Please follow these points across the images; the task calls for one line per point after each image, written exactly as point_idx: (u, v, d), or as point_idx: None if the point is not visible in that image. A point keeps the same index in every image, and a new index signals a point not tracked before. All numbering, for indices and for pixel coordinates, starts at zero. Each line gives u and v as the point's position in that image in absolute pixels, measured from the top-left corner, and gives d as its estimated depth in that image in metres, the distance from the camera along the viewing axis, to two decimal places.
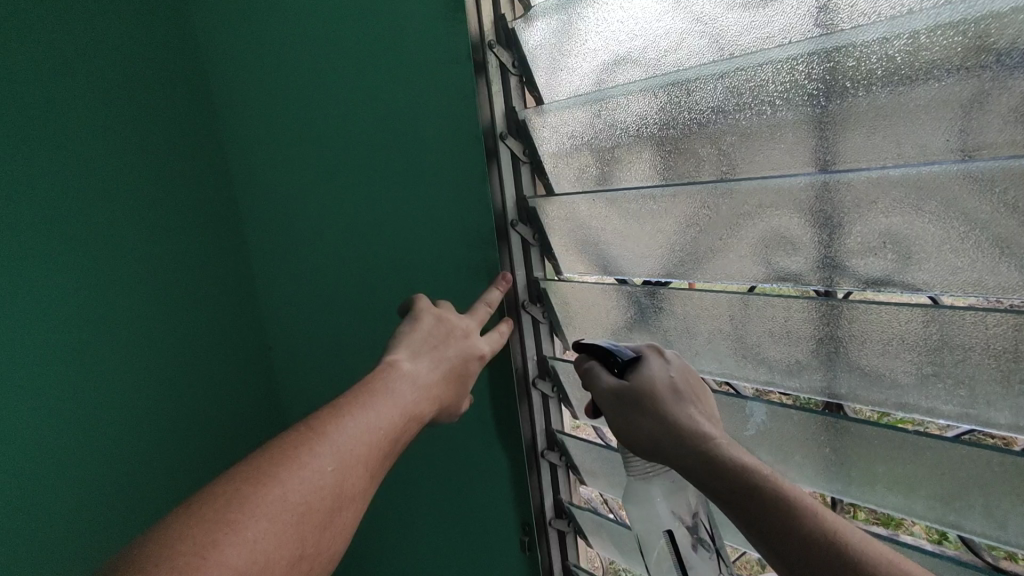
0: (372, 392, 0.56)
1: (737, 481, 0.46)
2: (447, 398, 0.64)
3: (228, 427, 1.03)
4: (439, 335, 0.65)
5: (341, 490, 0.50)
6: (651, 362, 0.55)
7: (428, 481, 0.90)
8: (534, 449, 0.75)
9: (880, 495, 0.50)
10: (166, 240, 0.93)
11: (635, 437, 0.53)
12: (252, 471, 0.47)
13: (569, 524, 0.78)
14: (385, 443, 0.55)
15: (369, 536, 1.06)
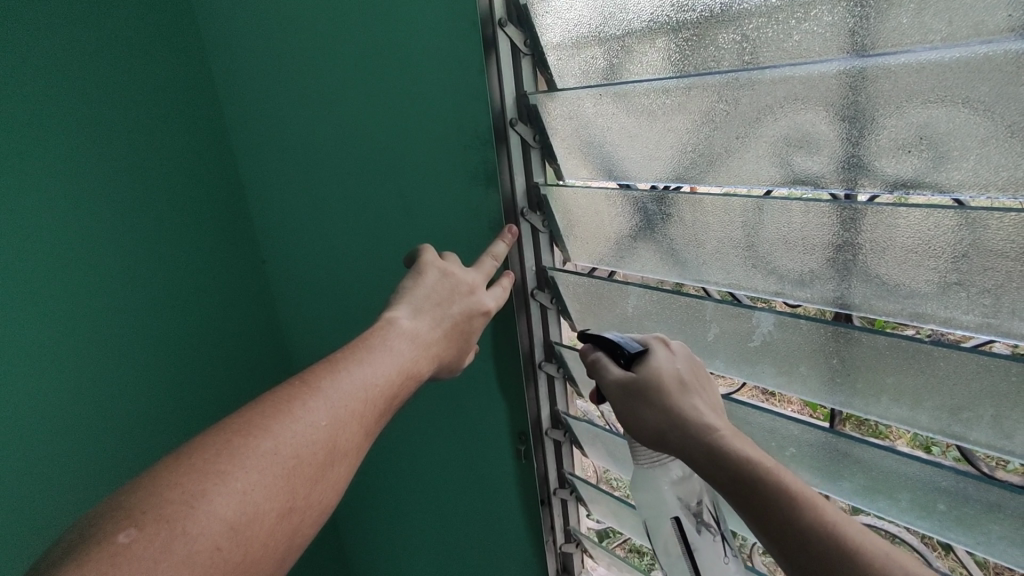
0: (370, 347, 0.55)
1: (740, 473, 0.47)
2: (448, 353, 0.61)
3: (224, 342, 1.00)
4: (445, 291, 0.61)
5: (334, 444, 0.49)
6: (657, 354, 0.54)
7: (423, 393, 0.89)
8: (531, 360, 0.74)
9: (885, 407, 0.49)
10: (149, 142, 0.86)
11: (641, 427, 0.53)
12: (244, 422, 0.46)
13: (565, 434, 0.79)
14: (380, 401, 0.53)
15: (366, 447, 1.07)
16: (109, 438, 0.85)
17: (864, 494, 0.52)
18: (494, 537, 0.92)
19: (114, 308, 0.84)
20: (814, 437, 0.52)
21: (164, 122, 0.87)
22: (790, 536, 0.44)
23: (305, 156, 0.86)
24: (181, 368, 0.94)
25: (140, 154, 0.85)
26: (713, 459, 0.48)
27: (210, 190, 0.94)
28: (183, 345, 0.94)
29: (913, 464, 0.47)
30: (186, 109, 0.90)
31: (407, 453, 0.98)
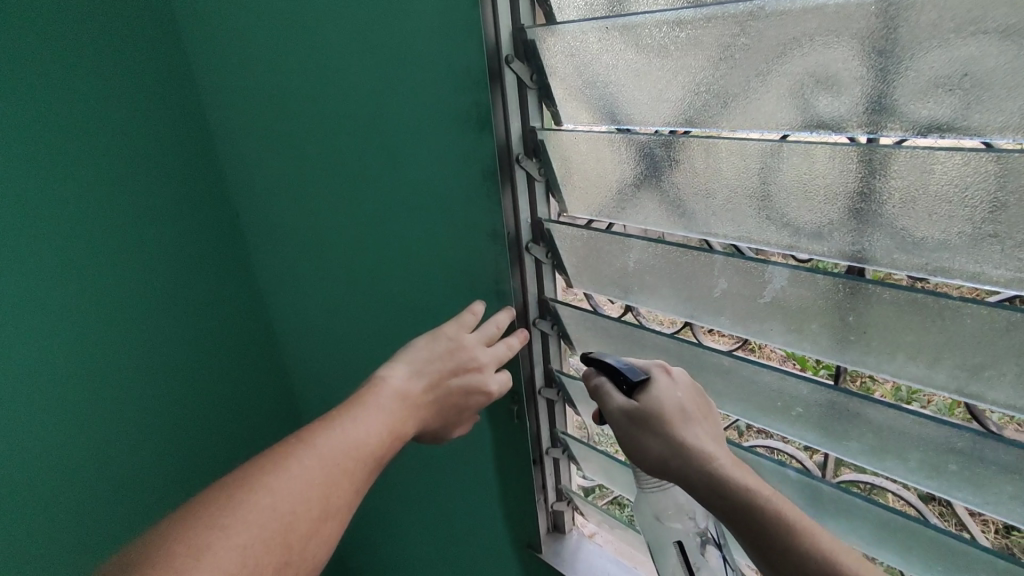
0: (362, 403, 0.58)
1: (738, 503, 0.48)
2: (435, 424, 0.65)
3: (207, 283, 1.06)
4: (449, 362, 0.64)
5: (329, 500, 0.51)
6: (659, 380, 0.56)
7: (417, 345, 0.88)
8: (524, 317, 0.71)
9: (899, 365, 0.46)
10: (130, 91, 0.91)
11: (644, 454, 0.55)
12: (243, 478, 0.48)
13: (558, 392, 0.77)
14: (376, 465, 0.57)
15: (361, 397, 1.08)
16: (104, 373, 0.92)
17: (871, 454, 0.51)
18: (485, 495, 0.91)
19: (81, 264, 0.88)
20: (823, 396, 0.50)
21: (129, 77, 0.90)
22: (789, 566, 0.46)
23: (292, 101, 0.84)
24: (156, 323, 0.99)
25: (100, 115, 0.88)
26: (713, 488, 0.50)
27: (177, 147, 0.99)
28: (150, 304, 0.98)
29: (927, 424, 0.45)
30: (156, 56, 0.94)
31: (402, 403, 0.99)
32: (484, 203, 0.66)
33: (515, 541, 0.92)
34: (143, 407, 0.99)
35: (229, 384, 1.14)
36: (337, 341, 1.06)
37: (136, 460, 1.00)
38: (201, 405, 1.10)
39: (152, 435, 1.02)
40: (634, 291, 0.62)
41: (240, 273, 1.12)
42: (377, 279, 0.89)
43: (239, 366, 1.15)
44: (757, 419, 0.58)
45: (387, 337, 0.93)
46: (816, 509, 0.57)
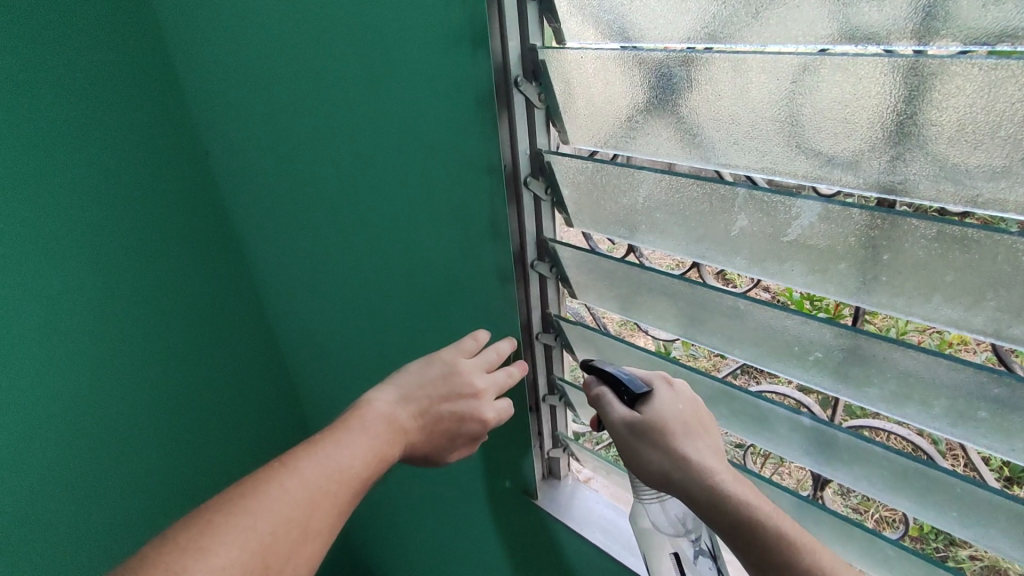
0: (346, 428, 0.61)
1: (736, 517, 0.50)
2: (426, 449, 0.68)
3: (180, 219, 1.11)
4: (442, 388, 0.68)
5: (309, 524, 0.54)
6: (660, 393, 0.58)
7: (408, 287, 0.85)
8: (522, 258, 0.67)
9: (933, 307, 0.43)
10: (100, 31, 0.95)
11: (646, 468, 0.57)
12: (226, 504, 0.51)
13: (556, 338, 0.73)
14: (362, 487, 0.60)
15: (349, 334, 1.08)
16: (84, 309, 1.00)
17: (892, 401, 0.48)
18: (481, 441, 0.89)
19: (41, 195, 0.92)
20: (846, 341, 0.47)
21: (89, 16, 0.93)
22: None
23: (260, 23, 0.79)
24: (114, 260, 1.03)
25: (65, 58, 0.92)
26: (712, 503, 0.52)
27: (147, 82, 1.02)
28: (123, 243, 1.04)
29: (960, 369, 0.42)
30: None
31: (395, 343, 0.96)
32: (479, 132, 0.60)
33: (510, 487, 0.90)
34: (116, 340, 1.06)
35: (212, 316, 1.21)
36: (322, 275, 1.03)
37: (122, 388, 1.08)
38: (184, 337, 1.17)
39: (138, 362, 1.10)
40: (640, 230, 0.58)
41: (219, 209, 1.17)
42: (362, 214, 0.83)
43: (218, 297, 1.21)
44: (770, 364, 0.55)
45: (378, 278, 0.89)
46: (828, 455, 0.55)
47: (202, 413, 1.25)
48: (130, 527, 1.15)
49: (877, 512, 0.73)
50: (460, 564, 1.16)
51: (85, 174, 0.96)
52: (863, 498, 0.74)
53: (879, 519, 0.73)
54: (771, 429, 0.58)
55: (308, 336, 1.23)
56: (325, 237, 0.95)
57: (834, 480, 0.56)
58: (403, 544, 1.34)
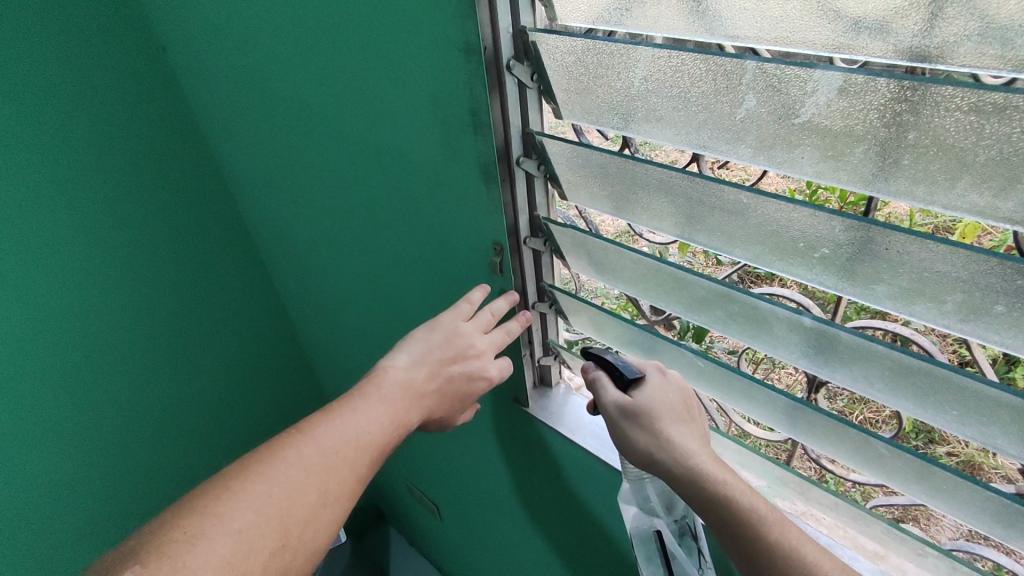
0: (362, 394, 0.63)
1: (711, 494, 0.56)
2: (440, 411, 0.69)
3: (144, 137, 1.01)
4: (451, 352, 0.68)
5: (327, 489, 0.56)
6: (652, 380, 0.64)
7: (387, 195, 0.79)
8: (508, 155, 0.61)
9: (958, 194, 0.39)
10: None
11: (632, 448, 0.62)
12: (244, 469, 0.54)
13: (546, 243, 0.70)
14: (380, 453, 0.62)
15: (328, 253, 1.03)
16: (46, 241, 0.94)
17: (899, 298, 0.45)
18: None
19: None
20: (857, 235, 0.43)
21: None
22: (754, 548, 0.53)
23: None
24: (80, 186, 0.96)
25: None
26: (692, 481, 0.57)
27: None
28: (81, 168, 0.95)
29: (979, 260, 0.38)
30: None
31: (375, 256, 0.91)
32: (455, 8, 0.53)
33: (500, 395, 0.90)
34: (90, 270, 1.01)
35: (193, 243, 1.14)
36: (293, 187, 0.97)
37: (103, 319, 1.04)
38: (166, 267, 1.11)
39: (117, 294, 1.05)
40: (636, 119, 0.52)
41: (186, 123, 1.06)
42: (333, 114, 0.77)
43: (197, 222, 1.13)
44: (772, 264, 0.51)
45: (355, 188, 0.84)
46: (827, 355, 0.52)
47: (196, 345, 1.21)
48: (133, 448, 1.17)
49: (862, 413, 0.73)
50: (454, 468, 1.19)
51: (33, 89, 0.87)
52: (849, 401, 0.74)
53: (864, 420, 0.73)
54: (768, 331, 0.55)
55: (284, 254, 1.17)
56: (293, 144, 0.88)
57: (831, 381, 0.54)
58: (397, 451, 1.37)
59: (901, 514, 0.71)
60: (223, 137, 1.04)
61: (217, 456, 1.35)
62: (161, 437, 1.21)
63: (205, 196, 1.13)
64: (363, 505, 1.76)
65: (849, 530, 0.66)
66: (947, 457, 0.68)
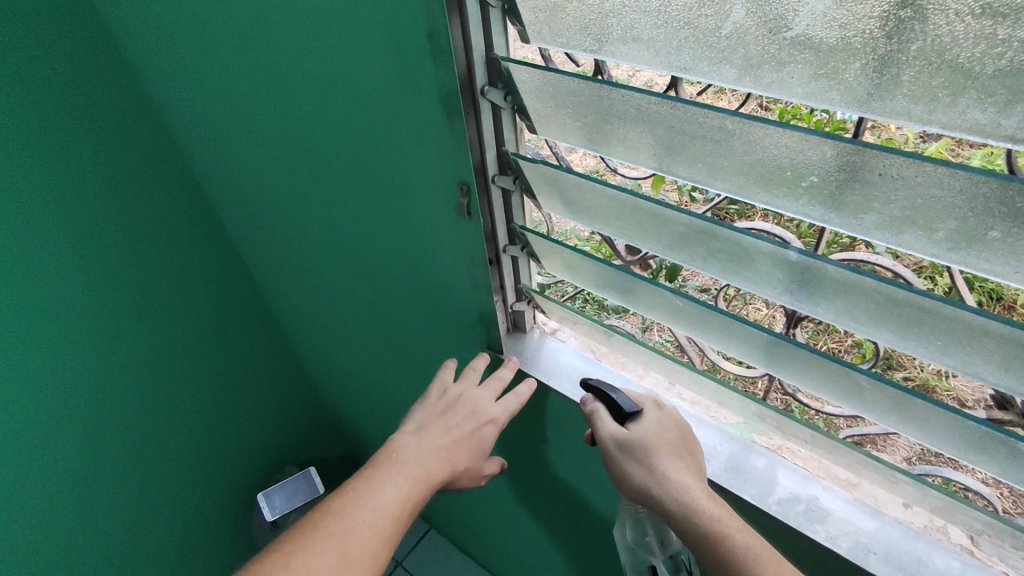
0: (381, 460, 0.62)
1: (706, 528, 0.56)
2: (466, 464, 0.68)
3: (68, 85, 0.90)
4: (447, 407, 0.71)
5: (349, 553, 0.54)
6: (649, 415, 0.65)
7: (341, 134, 0.72)
8: (471, 85, 0.56)
9: (958, 110, 0.36)
10: None
11: (628, 482, 0.62)
12: (267, 550, 0.53)
13: (514, 182, 0.65)
14: (404, 517, 0.59)
15: (284, 206, 0.95)
16: None
17: (888, 227, 0.43)
18: (439, 297, 0.84)
19: None
20: (845, 159, 0.41)
21: None
22: None
23: None
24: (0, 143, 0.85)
25: None
26: (690, 515, 0.57)
27: None
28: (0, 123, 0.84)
29: (972, 179, 0.36)
30: None
31: (331, 202, 0.85)
32: None
33: (471, 343, 0.87)
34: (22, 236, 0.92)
35: (138, 202, 1.04)
36: (236, 131, 0.88)
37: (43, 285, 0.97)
38: (111, 229, 1.02)
39: (56, 257, 0.97)
40: (611, 40, 0.47)
41: (117, 69, 0.94)
42: (272, 44, 0.69)
43: (140, 178, 1.03)
44: (755, 197, 0.48)
45: (306, 130, 0.76)
46: (811, 290, 0.51)
47: (156, 312, 1.14)
48: (88, 414, 1.12)
49: (826, 343, 0.73)
50: None
51: None
52: (814, 332, 0.73)
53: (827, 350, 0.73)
54: (750, 268, 0.53)
55: (232, 206, 1.09)
56: (228, 80, 0.80)
57: (812, 315, 0.52)
58: (369, 402, 1.35)
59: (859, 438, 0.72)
60: (148, 75, 0.93)
61: (186, 422, 1.30)
62: (121, 403, 1.16)
63: (148, 150, 1.02)
64: (339, 456, 1.76)
65: (823, 460, 0.66)
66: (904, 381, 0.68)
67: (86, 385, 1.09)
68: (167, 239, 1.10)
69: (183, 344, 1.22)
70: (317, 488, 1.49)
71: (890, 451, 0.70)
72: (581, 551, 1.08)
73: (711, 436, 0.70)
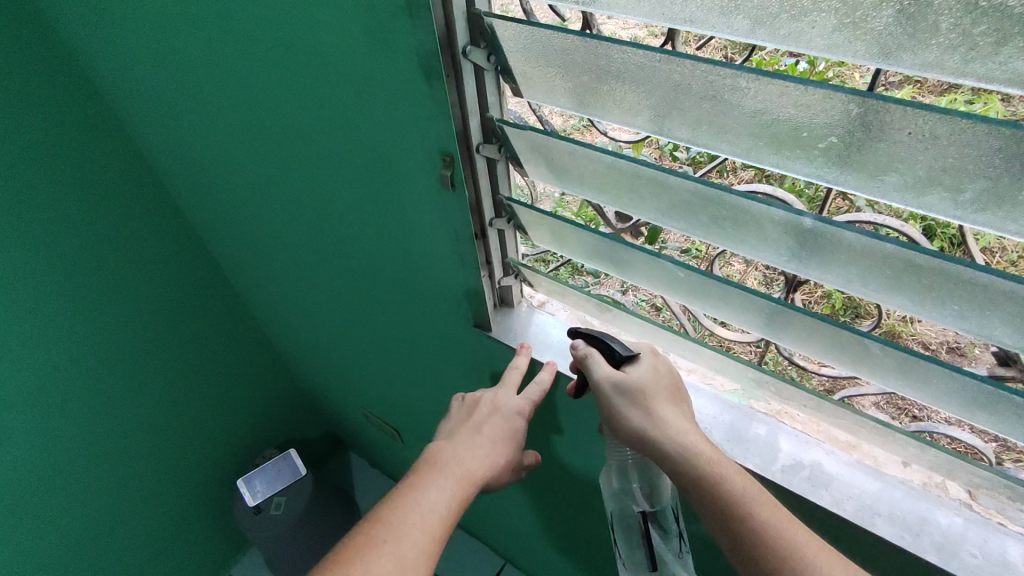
0: (422, 465, 0.61)
1: (707, 475, 0.55)
2: (505, 459, 0.66)
3: None
4: (472, 410, 0.69)
5: (404, 555, 0.52)
6: (645, 360, 0.64)
7: (306, 102, 0.66)
8: (451, 44, 0.51)
9: (998, 61, 0.33)
10: None
11: (623, 425, 0.60)
12: (324, 564, 0.52)
13: (499, 150, 0.61)
14: (455, 514, 0.58)
15: (246, 182, 0.88)
16: None
17: (911, 190, 0.40)
18: (421, 275, 0.80)
19: None
20: (870, 119, 0.38)
21: None
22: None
23: None
24: None
25: None
26: (689, 461, 0.56)
27: None
28: None
29: (1009, 135, 0.34)
30: None
31: (298, 177, 0.79)
32: None
33: (455, 320, 0.83)
34: None
35: (82, 186, 0.95)
36: (187, 101, 0.80)
37: None
38: (53, 216, 0.93)
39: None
40: None
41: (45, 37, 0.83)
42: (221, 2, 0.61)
43: (83, 159, 0.94)
44: (764, 160, 0.45)
45: (265, 98, 0.70)
46: (821, 257, 0.48)
47: (110, 301, 1.07)
48: (34, 408, 1.05)
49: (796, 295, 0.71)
50: (413, 396, 1.14)
51: None
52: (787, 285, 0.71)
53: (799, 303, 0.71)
54: (755, 235, 0.50)
55: (190, 186, 1.01)
56: (175, 46, 0.72)
57: (819, 282, 0.50)
58: (348, 381, 1.31)
59: (832, 384, 0.72)
60: (81, 43, 0.84)
61: (151, 413, 1.24)
62: (72, 395, 1.09)
63: (89, 128, 0.92)
64: (320, 436, 1.72)
65: (823, 424, 0.66)
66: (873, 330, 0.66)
67: (29, 379, 1.02)
68: (121, 224, 1.02)
69: (144, 333, 1.15)
70: (299, 470, 1.45)
71: (857, 404, 0.70)
72: (574, 519, 1.08)
73: (710, 405, 0.69)
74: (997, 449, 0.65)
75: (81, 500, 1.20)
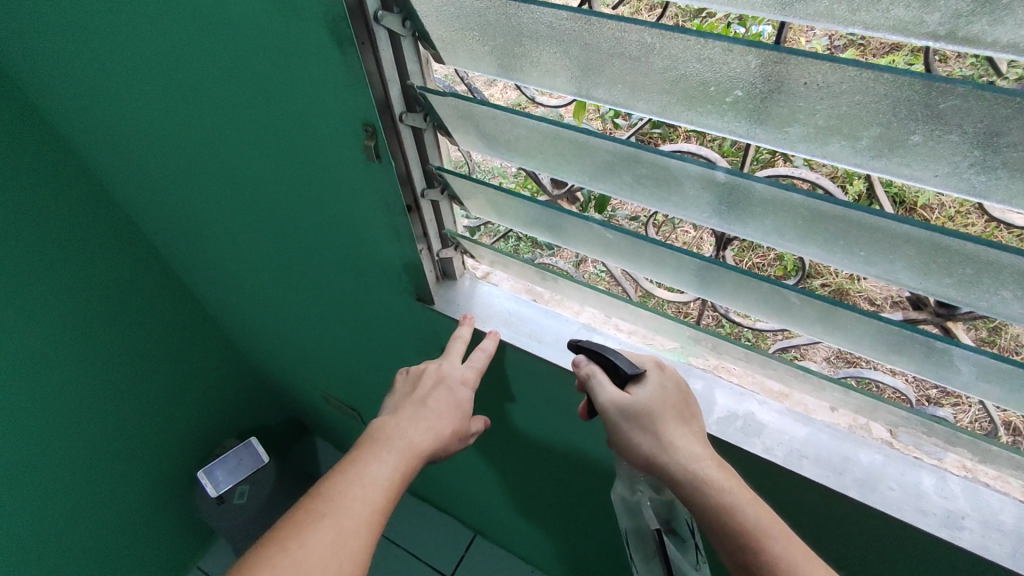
0: (366, 438, 0.62)
1: (718, 501, 0.56)
2: (452, 431, 0.66)
3: None
4: (418, 383, 0.70)
5: (345, 526, 0.53)
6: (652, 379, 0.64)
7: (224, 77, 0.63)
8: (363, 8, 0.49)
9: (884, 9, 0.34)
10: None
11: (635, 451, 0.61)
12: (263, 539, 0.52)
13: (425, 119, 0.60)
14: (399, 484, 0.58)
15: (174, 164, 0.85)
16: None
17: (814, 140, 0.41)
18: (361, 251, 0.78)
19: None
20: (771, 71, 0.39)
21: None
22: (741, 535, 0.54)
23: None
24: None
25: None
26: (701, 487, 0.57)
27: None
28: None
29: (897, 81, 0.35)
30: None
31: (226, 156, 0.76)
32: None
33: (400, 295, 0.82)
34: None
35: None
36: (100, 81, 0.76)
37: None
38: None
39: None
40: None
41: None
42: None
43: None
44: (678, 116, 0.45)
45: (182, 75, 0.66)
46: (738, 210, 0.49)
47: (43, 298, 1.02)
48: None
49: (751, 259, 0.73)
50: (367, 375, 1.14)
51: None
52: (739, 250, 0.72)
53: (751, 266, 0.73)
54: (676, 192, 0.51)
55: (116, 171, 0.96)
56: (80, 21, 0.67)
57: (739, 236, 0.52)
58: (303, 364, 1.29)
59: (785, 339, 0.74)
60: None
61: (99, 412, 1.20)
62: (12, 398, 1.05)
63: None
64: (281, 421, 1.70)
65: (756, 376, 0.68)
66: (821, 288, 0.69)
67: None
68: (47, 216, 0.97)
69: (84, 329, 1.10)
70: (261, 459, 1.43)
71: (809, 358, 0.73)
72: (533, 484, 1.10)
73: None
74: (937, 394, 0.69)
75: (31, 506, 1.16)
